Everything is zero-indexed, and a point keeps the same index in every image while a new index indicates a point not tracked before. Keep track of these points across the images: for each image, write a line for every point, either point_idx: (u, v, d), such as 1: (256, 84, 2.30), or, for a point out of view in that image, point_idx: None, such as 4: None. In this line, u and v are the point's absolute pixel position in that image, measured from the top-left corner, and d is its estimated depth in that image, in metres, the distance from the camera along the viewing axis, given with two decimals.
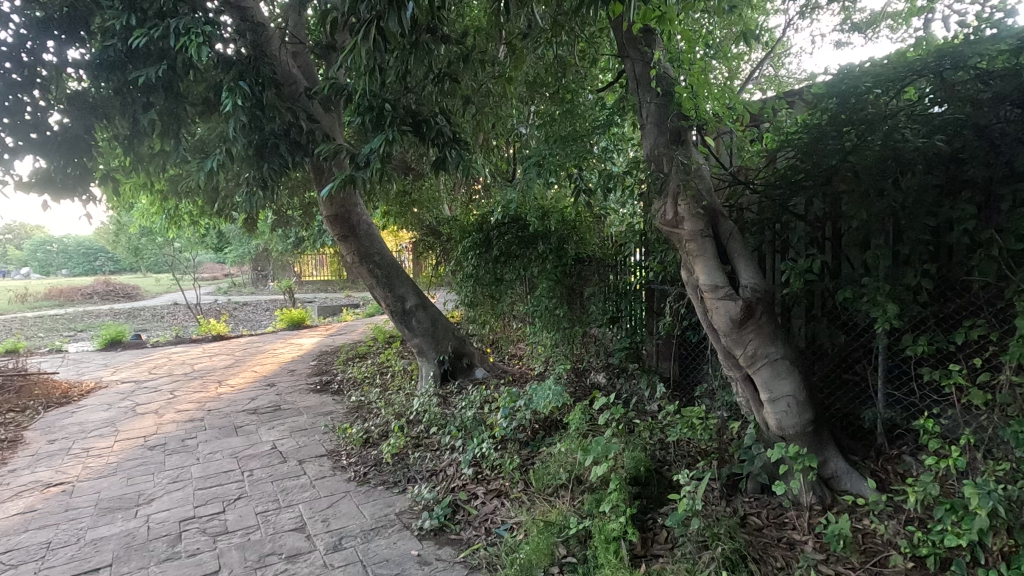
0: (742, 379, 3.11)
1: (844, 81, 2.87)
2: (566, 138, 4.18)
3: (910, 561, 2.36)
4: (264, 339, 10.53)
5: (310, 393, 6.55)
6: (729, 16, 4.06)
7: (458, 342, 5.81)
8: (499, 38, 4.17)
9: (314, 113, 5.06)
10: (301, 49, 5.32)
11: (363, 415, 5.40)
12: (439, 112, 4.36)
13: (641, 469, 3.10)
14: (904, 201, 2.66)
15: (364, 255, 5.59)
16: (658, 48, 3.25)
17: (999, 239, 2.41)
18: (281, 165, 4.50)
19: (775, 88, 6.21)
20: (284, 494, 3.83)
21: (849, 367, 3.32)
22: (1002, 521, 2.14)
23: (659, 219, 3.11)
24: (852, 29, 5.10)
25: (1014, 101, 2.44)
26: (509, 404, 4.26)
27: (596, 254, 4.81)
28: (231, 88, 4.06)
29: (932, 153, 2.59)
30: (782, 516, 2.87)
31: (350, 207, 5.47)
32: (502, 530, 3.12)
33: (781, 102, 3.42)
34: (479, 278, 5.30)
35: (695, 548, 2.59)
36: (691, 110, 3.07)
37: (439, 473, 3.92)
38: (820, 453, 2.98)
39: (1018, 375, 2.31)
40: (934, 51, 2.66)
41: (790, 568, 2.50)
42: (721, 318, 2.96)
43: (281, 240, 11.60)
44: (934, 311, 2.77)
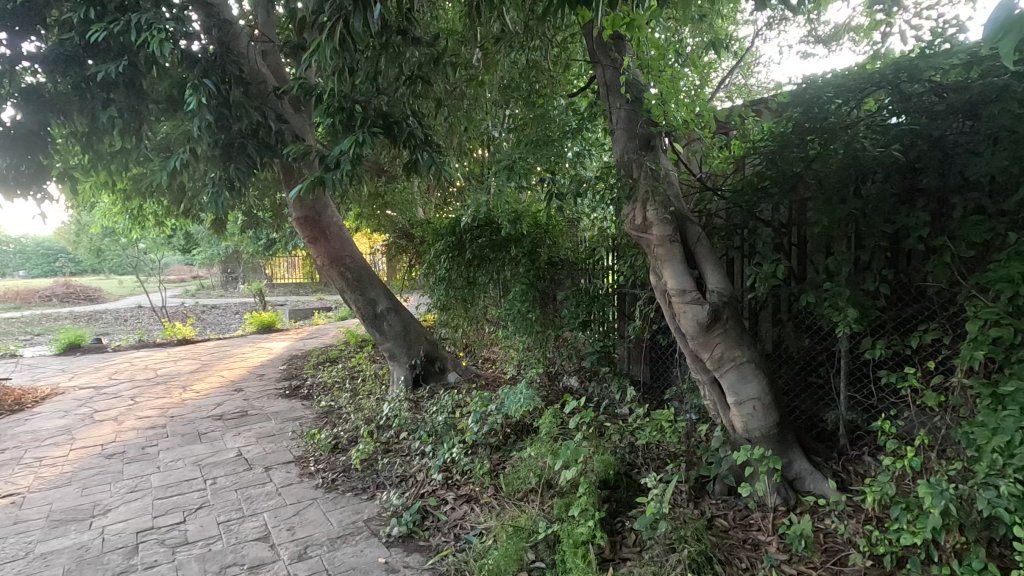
0: (709, 382, 3.16)
1: (807, 91, 2.96)
2: (538, 142, 3.97)
3: (868, 560, 2.42)
4: (233, 342, 10.33)
5: (278, 397, 6.44)
6: (699, 24, 4.12)
7: (430, 346, 5.77)
8: (473, 41, 4.16)
9: (283, 113, 4.97)
10: (270, 48, 5.23)
11: (333, 420, 5.31)
12: (411, 114, 4.33)
13: (610, 472, 3.12)
14: (864, 207, 2.74)
15: (335, 258, 5.51)
16: (628, 54, 3.30)
17: (952, 246, 2.49)
18: (249, 165, 4.39)
19: (743, 98, 6.36)
20: (248, 502, 3.73)
21: (814, 370, 3.39)
22: (954, 519, 2.19)
23: (629, 223, 3.14)
24: (817, 42, 5.26)
25: (966, 112, 2.52)
26: (480, 408, 4.25)
27: (567, 258, 4.85)
28: (196, 85, 3.98)
29: (890, 163, 2.68)
30: (748, 517, 2.91)
31: (320, 209, 5.40)
32: (471, 536, 3.10)
33: (748, 110, 3.50)
34: (451, 281, 5.28)
35: (662, 551, 2.60)
36: (660, 117, 3.12)
37: (408, 479, 3.88)
38: (785, 455, 3.05)
39: (969, 376, 2.38)
40: (892, 64, 2.75)
41: (754, 569, 2.53)
42: (689, 322, 3.00)
43: (251, 243, 11.37)
44: (892, 315, 2.85)
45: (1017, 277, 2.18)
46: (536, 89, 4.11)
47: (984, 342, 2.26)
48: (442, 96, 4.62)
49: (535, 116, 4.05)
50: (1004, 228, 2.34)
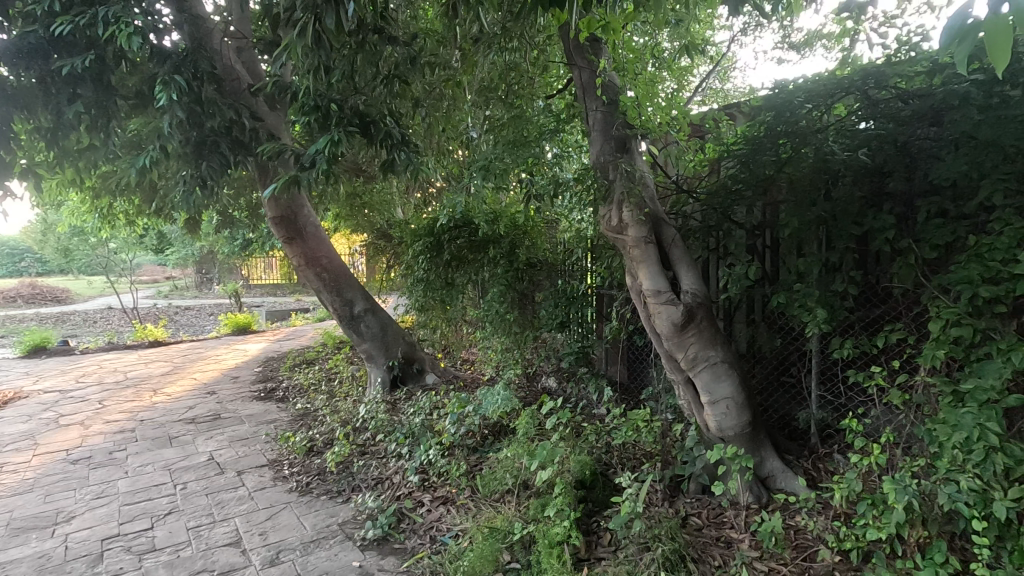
0: (684, 382, 3.20)
1: (779, 96, 3.02)
2: (514, 143, 3.93)
3: (836, 555, 2.47)
4: (207, 344, 10.14)
5: (253, 400, 6.33)
6: (675, 28, 4.17)
7: (408, 348, 5.74)
8: (451, 41, 4.15)
9: (258, 111, 4.89)
10: (244, 45, 5.16)
11: (308, 422, 5.24)
12: (388, 114, 4.30)
13: (586, 472, 3.13)
14: (833, 210, 2.80)
15: (311, 258, 5.44)
16: (604, 57, 3.32)
17: (916, 248, 2.55)
18: (222, 163, 4.31)
19: (719, 103, 6.48)
20: (219, 507, 3.66)
21: (786, 369, 3.44)
22: (918, 515, 2.24)
23: (605, 225, 3.16)
24: (790, 48, 5.38)
25: (930, 118, 2.59)
26: (458, 409, 4.24)
27: (546, 259, 4.87)
28: (166, 81, 3.88)
29: (858, 166, 2.74)
30: (721, 516, 2.94)
31: (296, 209, 5.33)
32: (446, 538, 3.09)
33: (723, 114, 3.56)
34: (429, 282, 5.24)
35: (637, 550, 2.63)
36: (635, 119, 3.15)
37: (384, 481, 3.84)
38: (758, 454, 3.09)
39: (932, 375, 2.43)
40: (860, 71, 2.82)
41: (726, 566, 2.56)
42: (664, 323, 3.04)
43: (227, 243, 11.18)
44: (860, 316, 2.91)
45: (977, 278, 2.24)
46: (513, 91, 4.08)
47: (946, 342, 2.32)
48: (420, 96, 4.60)
49: (511, 118, 3.97)
50: (965, 231, 2.41)
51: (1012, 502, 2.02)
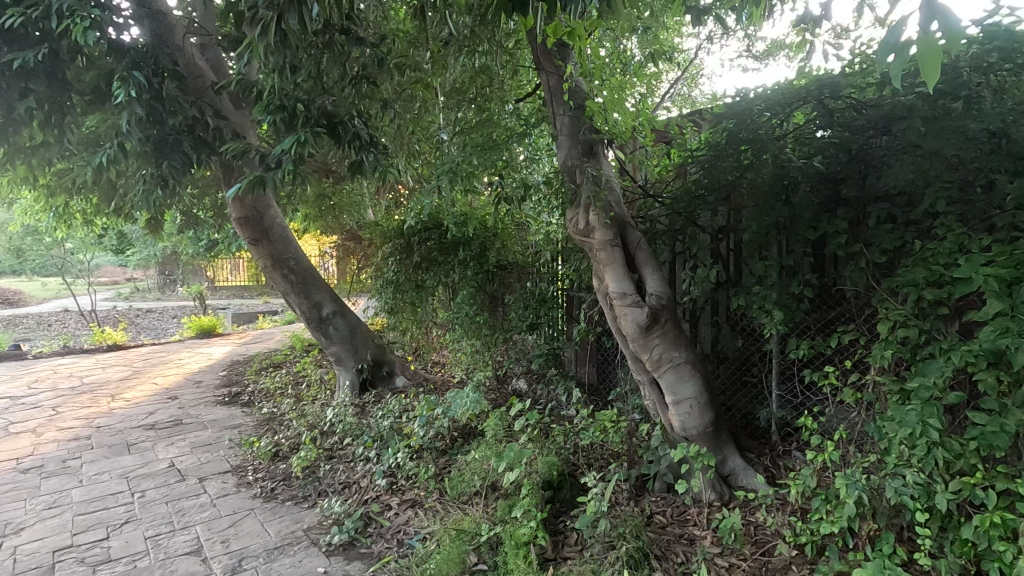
0: (649, 382, 3.26)
1: (740, 104, 3.10)
2: (483, 146, 3.93)
3: (793, 550, 2.55)
4: (170, 348, 9.85)
5: (217, 405, 6.18)
6: (643, 35, 4.26)
7: (378, 350, 5.69)
8: (421, 43, 4.14)
9: (222, 109, 4.79)
10: (208, 42, 5.05)
11: (274, 427, 5.14)
12: (357, 115, 4.26)
13: (553, 473, 3.16)
14: (791, 215, 2.90)
15: (277, 260, 5.34)
16: (572, 62, 3.37)
17: (867, 252, 2.66)
18: (184, 162, 4.21)
19: (687, 108, 6.63)
20: (179, 515, 3.56)
21: (748, 370, 3.53)
22: (868, 509, 2.34)
23: (572, 228, 3.22)
24: (754, 57, 5.54)
25: (881, 128, 2.70)
26: (427, 412, 4.23)
27: (516, 261, 4.86)
28: (124, 77, 3.79)
29: (813, 174, 2.85)
30: (684, 513, 3.00)
31: (262, 209, 5.24)
32: (414, 541, 3.07)
33: (687, 121, 3.65)
34: (399, 284, 5.23)
35: (602, 549, 2.67)
36: (602, 124, 3.22)
37: (351, 485, 3.80)
38: (720, 452, 3.15)
39: (881, 374, 2.54)
40: (816, 80, 2.92)
41: (689, 563, 2.62)
42: (629, 324, 3.10)
43: (190, 244, 10.87)
44: (817, 317, 3.01)
45: (922, 282, 2.33)
46: (487, 93, 4.08)
47: (893, 342, 2.42)
48: (389, 98, 4.57)
49: (480, 120, 3.96)
50: (912, 237, 2.53)
51: (952, 494, 2.13)
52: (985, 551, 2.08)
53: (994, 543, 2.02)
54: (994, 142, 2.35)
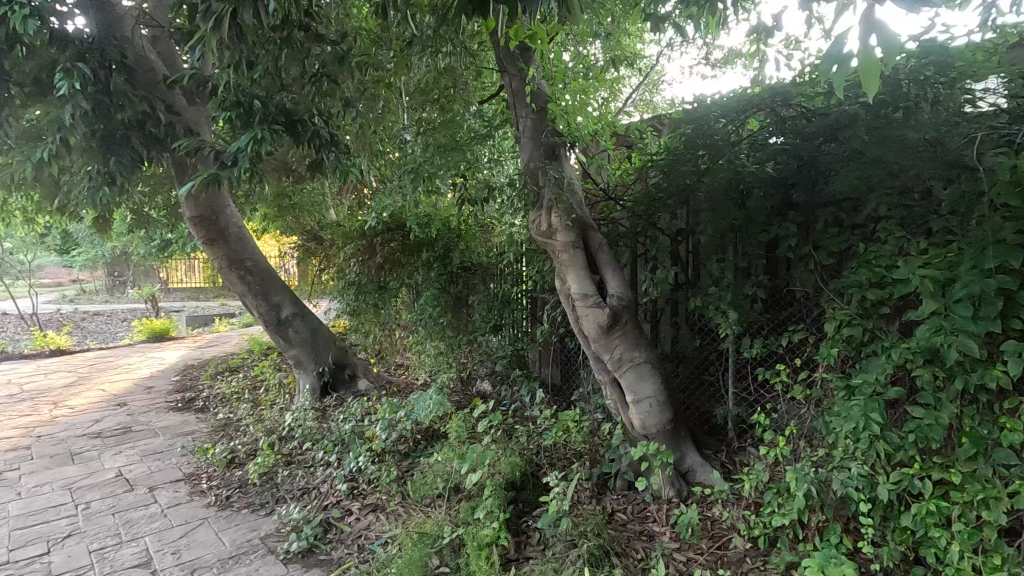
0: (610, 382, 3.31)
1: (697, 109, 3.18)
2: (446, 147, 3.90)
3: (748, 543, 2.64)
4: (119, 352, 9.43)
5: (169, 411, 5.94)
6: (606, 40, 4.32)
7: (340, 353, 5.59)
8: (383, 42, 4.09)
9: (174, 104, 4.62)
10: (160, 35, 4.88)
11: (229, 433, 4.98)
12: (316, 113, 4.18)
13: (516, 473, 3.17)
14: (745, 219, 3.00)
15: (233, 260, 5.19)
16: (534, 65, 3.41)
17: (815, 254, 2.77)
18: (133, 158, 4.04)
19: (648, 113, 6.76)
20: (127, 526, 3.41)
21: (706, 369, 3.62)
22: (816, 501, 2.44)
23: (535, 229, 3.25)
24: (712, 65, 5.70)
25: (829, 136, 2.81)
26: (389, 414, 4.17)
27: (480, 262, 4.87)
28: (68, 68, 3.61)
29: (766, 179, 2.95)
30: (644, 510, 3.06)
31: (218, 208, 5.08)
32: (375, 546, 3.03)
33: (648, 126, 3.72)
34: (362, 286, 5.15)
35: (564, 547, 2.70)
36: (563, 127, 3.26)
37: (311, 491, 3.72)
38: (679, 449, 3.22)
39: (829, 371, 2.65)
40: (769, 88, 3.01)
41: (648, 558, 2.67)
42: (591, 325, 3.15)
43: (141, 244, 10.43)
44: (769, 317, 3.11)
45: (865, 283, 2.44)
46: (450, 93, 4.08)
47: (838, 341, 2.53)
48: (351, 97, 4.49)
49: (443, 121, 3.94)
50: (857, 240, 2.64)
51: (893, 485, 2.24)
52: (923, 538, 2.19)
53: (930, 530, 2.14)
54: (931, 151, 2.48)
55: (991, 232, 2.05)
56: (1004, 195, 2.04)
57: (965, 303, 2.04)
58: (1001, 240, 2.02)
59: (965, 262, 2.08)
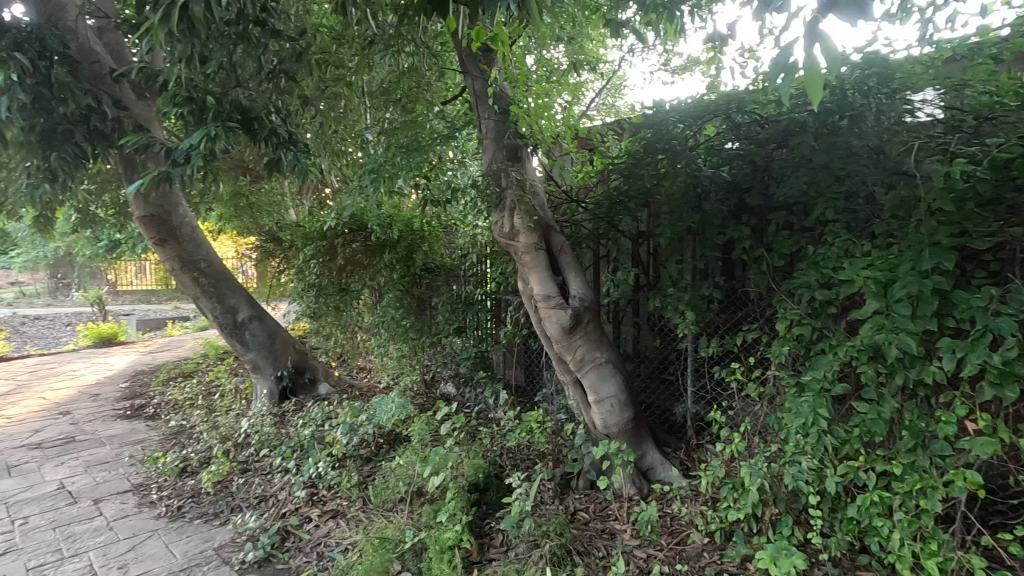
0: (573, 382, 3.35)
1: (657, 114, 3.24)
2: (408, 147, 3.86)
3: (705, 537, 2.71)
4: (62, 358, 8.95)
5: (116, 420, 5.68)
6: (569, 44, 4.37)
7: (299, 356, 5.48)
8: (344, 39, 4.02)
9: (122, 99, 4.42)
10: (106, 25, 4.66)
11: (182, 441, 4.79)
12: (274, 111, 4.07)
13: (479, 476, 3.16)
14: (702, 221, 3.08)
15: (186, 261, 5.00)
16: (497, 67, 3.42)
17: (767, 256, 2.87)
18: (76, 154, 3.85)
19: (611, 118, 6.87)
20: (69, 541, 3.24)
21: (666, 368, 3.69)
22: (769, 495, 2.52)
23: (498, 231, 3.26)
24: (672, 71, 5.82)
25: (781, 142, 2.91)
26: (351, 419, 4.10)
27: (443, 264, 4.84)
28: (4, 58, 3.42)
29: (721, 183, 3.04)
30: (606, 508, 3.10)
31: (169, 208, 4.89)
32: (334, 553, 2.97)
33: (609, 130, 3.78)
34: (322, 288, 5.02)
35: (527, 548, 2.71)
36: (526, 128, 3.27)
37: (268, 499, 3.62)
38: (639, 448, 3.28)
39: (781, 369, 2.74)
40: (725, 95, 3.10)
41: (610, 556, 2.71)
42: (553, 326, 3.17)
43: (87, 244, 9.94)
44: (725, 317, 3.20)
45: (814, 284, 2.54)
46: (413, 94, 3.95)
47: (789, 340, 2.62)
48: (310, 95, 4.40)
49: (405, 121, 3.89)
50: (806, 242, 2.75)
51: (840, 477, 2.34)
52: (867, 527, 2.30)
53: (874, 519, 2.24)
54: (875, 157, 2.61)
55: (927, 235, 2.17)
56: (939, 201, 2.16)
57: (904, 303, 2.15)
58: (937, 243, 2.13)
59: (904, 263, 2.18)
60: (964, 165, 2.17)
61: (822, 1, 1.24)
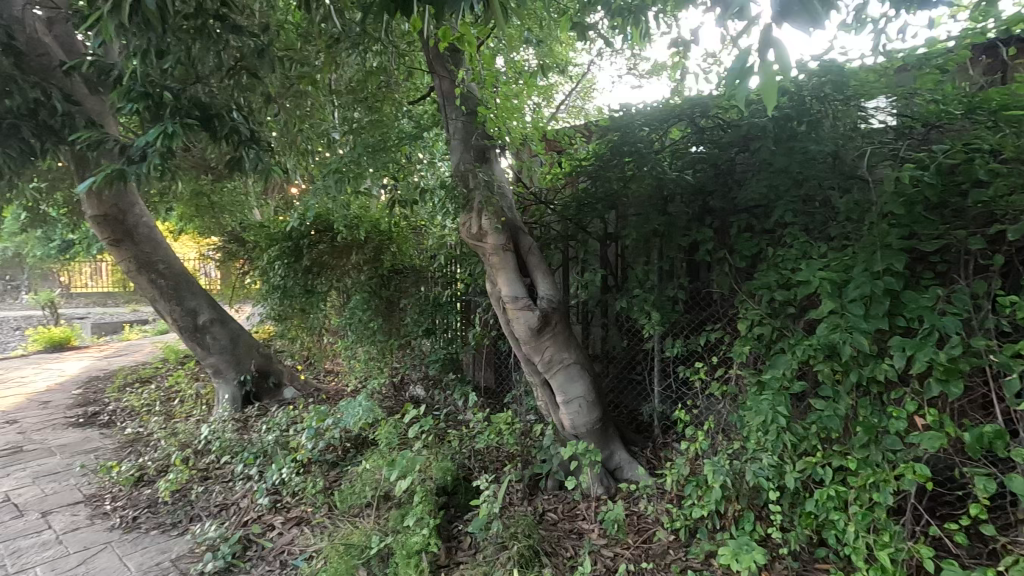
0: (541, 383, 3.35)
1: (623, 118, 3.27)
2: (375, 147, 3.81)
3: (671, 535, 2.74)
4: (10, 364, 8.53)
5: (68, 428, 5.44)
6: (537, 46, 4.38)
7: (263, 360, 5.35)
8: (309, 36, 3.94)
9: (73, 93, 4.24)
10: (56, 17, 4.47)
11: (138, 449, 4.62)
12: (235, 108, 3.96)
13: (448, 478, 3.14)
14: (667, 223, 3.12)
15: (143, 262, 4.83)
16: (465, 68, 3.42)
17: (730, 258, 2.93)
18: (23, 151, 3.67)
19: (581, 120, 6.92)
20: (14, 557, 3.09)
21: (633, 369, 3.73)
22: (732, 491, 2.58)
23: (465, 232, 3.25)
24: (640, 75, 5.89)
25: (743, 146, 2.98)
26: (316, 423, 4.01)
27: (412, 265, 4.80)
28: None
29: (685, 186, 3.09)
30: (574, 508, 3.12)
31: (125, 207, 4.70)
32: (298, 561, 2.91)
33: (577, 132, 3.80)
34: (288, 290, 4.89)
35: (495, 550, 2.70)
36: (494, 130, 3.27)
37: (229, 507, 3.52)
38: (607, 447, 3.30)
39: (743, 369, 2.80)
40: (690, 100, 3.15)
41: (577, 556, 2.72)
42: (521, 327, 3.18)
43: (37, 244, 9.49)
44: (690, 317, 3.25)
45: (773, 284, 2.60)
46: (380, 93, 3.90)
47: (750, 339, 2.69)
48: (274, 93, 4.29)
49: (372, 121, 3.84)
50: (766, 244, 2.82)
51: (798, 473, 2.41)
52: (824, 521, 2.37)
53: (830, 513, 2.31)
54: (831, 162, 2.68)
55: (880, 238, 2.24)
56: (890, 205, 2.23)
57: (858, 303, 2.22)
58: (888, 245, 2.21)
59: (858, 265, 2.26)
60: (913, 170, 2.25)
61: (775, 9, 1.26)
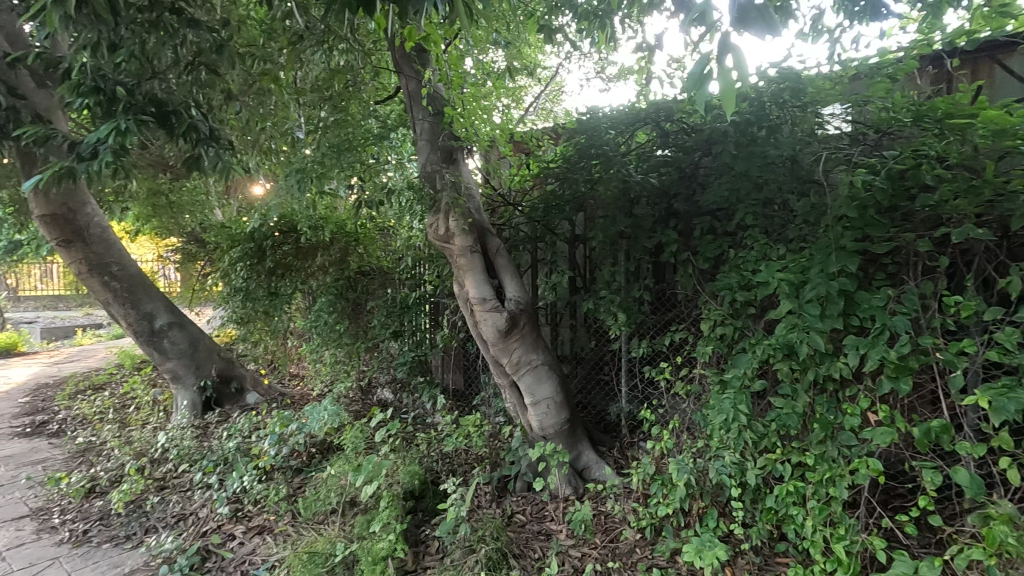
0: (510, 385, 3.35)
1: (590, 120, 3.30)
2: (340, 146, 3.74)
3: (637, 534, 2.78)
4: None
5: (14, 439, 5.17)
6: (505, 47, 4.38)
7: (224, 364, 5.19)
8: (270, 32, 3.85)
9: (18, 86, 4.04)
10: None
11: (90, 459, 4.43)
12: (193, 105, 3.84)
13: (415, 483, 3.10)
14: (633, 226, 3.16)
15: (96, 264, 4.63)
16: (432, 68, 3.39)
17: (693, 259, 2.98)
18: None
19: (549, 122, 6.95)
20: None
21: (601, 369, 3.77)
22: (696, 489, 2.62)
23: (433, 233, 3.22)
24: (607, 79, 5.95)
25: (706, 150, 3.03)
26: (280, 429, 3.92)
27: (378, 267, 4.74)
28: None
29: (650, 189, 3.13)
30: (542, 510, 3.12)
31: (75, 206, 4.51)
32: (260, 571, 2.83)
33: (545, 134, 3.81)
34: (250, 292, 4.75)
35: (462, 553, 2.69)
36: (461, 131, 3.25)
37: (187, 518, 3.40)
38: (575, 448, 3.32)
39: (706, 368, 2.86)
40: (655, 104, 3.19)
41: (545, 557, 2.73)
42: (489, 328, 3.17)
43: None
44: (655, 317, 3.30)
45: (735, 286, 2.66)
46: (345, 92, 3.83)
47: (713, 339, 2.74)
48: (235, 90, 4.18)
49: (337, 120, 3.77)
50: (728, 246, 2.88)
51: (759, 469, 2.47)
52: (784, 516, 2.43)
53: (789, 508, 2.38)
54: (790, 166, 2.76)
55: (835, 240, 2.32)
56: (845, 208, 2.31)
57: (814, 304, 2.29)
58: (842, 247, 2.29)
59: (815, 266, 2.33)
60: (866, 175, 2.34)
61: (734, 17, 1.29)
